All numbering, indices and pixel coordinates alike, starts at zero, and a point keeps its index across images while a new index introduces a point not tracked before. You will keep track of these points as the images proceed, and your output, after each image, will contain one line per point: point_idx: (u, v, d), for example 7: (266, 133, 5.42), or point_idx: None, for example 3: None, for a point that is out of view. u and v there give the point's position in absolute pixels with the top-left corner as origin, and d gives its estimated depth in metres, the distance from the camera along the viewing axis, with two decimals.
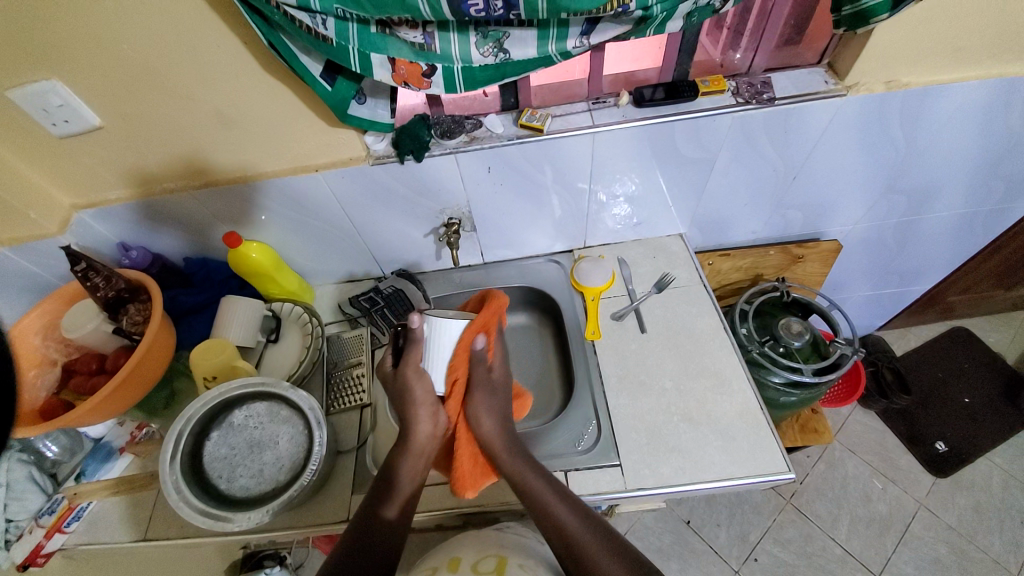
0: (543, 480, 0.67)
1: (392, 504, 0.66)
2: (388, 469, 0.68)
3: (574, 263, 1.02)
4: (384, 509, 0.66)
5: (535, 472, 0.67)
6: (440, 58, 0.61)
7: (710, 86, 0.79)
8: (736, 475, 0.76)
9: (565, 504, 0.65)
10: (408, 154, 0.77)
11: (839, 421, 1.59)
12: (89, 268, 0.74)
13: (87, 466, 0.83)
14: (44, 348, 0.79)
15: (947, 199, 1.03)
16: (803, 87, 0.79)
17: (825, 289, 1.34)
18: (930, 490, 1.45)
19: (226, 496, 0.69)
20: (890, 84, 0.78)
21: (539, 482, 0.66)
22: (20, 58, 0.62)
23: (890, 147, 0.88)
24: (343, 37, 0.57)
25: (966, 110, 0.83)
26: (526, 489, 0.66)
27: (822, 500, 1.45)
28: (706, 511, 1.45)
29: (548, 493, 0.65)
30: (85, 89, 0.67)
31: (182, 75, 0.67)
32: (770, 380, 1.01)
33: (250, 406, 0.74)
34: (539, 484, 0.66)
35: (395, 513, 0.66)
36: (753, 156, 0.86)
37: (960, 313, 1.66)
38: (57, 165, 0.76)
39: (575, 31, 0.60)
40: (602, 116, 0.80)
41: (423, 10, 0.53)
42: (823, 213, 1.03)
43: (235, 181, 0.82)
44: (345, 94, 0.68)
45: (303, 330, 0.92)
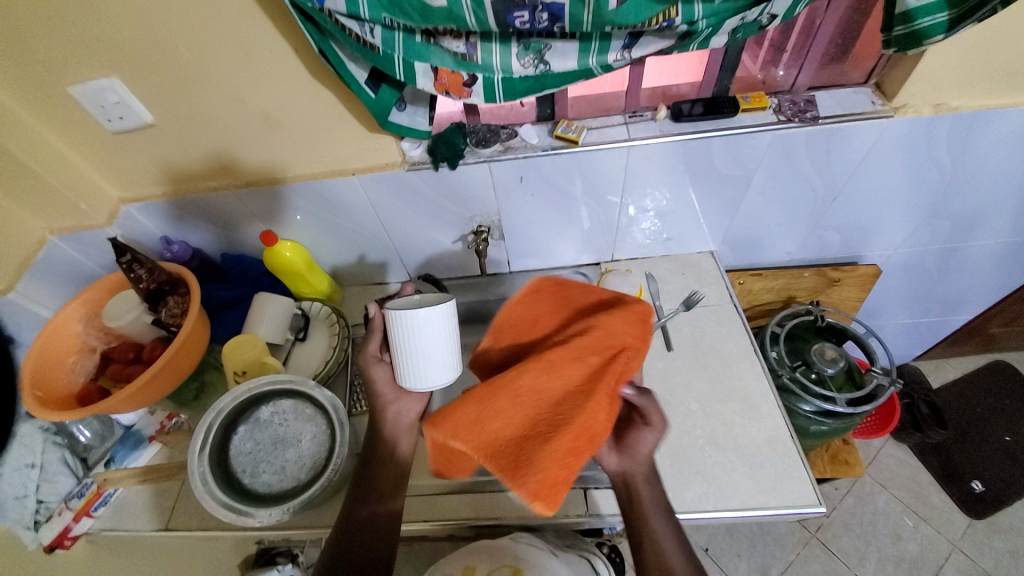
0: (655, 497, 0.61)
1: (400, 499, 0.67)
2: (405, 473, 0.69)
3: (601, 276, 1.01)
4: (392, 501, 0.67)
5: (650, 485, 0.62)
6: (481, 68, 0.61)
7: (751, 102, 0.77)
8: (762, 504, 0.73)
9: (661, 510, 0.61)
10: (442, 161, 0.78)
11: (869, 453, 1.52)
12: (134, 260, 0.76)
13: (116, 453, 0.85)
14: (84, 335, 0.81)
15: (996, 228, 0.98)
16: (848, 107, 0.77)
17: (859, 315, 1.29)
18: (966, 532, 1.37)
19: (248, 491, 0.70)
20: (940, 107, 0.75)
21: (642, 484, 0.62)
22: (84, 57, 0.66)
23: (937, 172, 0.84)
24: (389, 46, 0.58)
25: (1021, 135, 0.79)
26: (631, 490, 0.62)
27: (849, 536, 1.38)
28: (724, 540, 1.40)
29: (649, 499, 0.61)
30: (140, 88, 0.70)
31: (231, 79, 0.70)
32: (799, 407, 0.97)
33: (277, 402, 0.75)
34: (641, 481, 0.62)
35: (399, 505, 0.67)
36: (791, 174, 0.84)
37: (1004, 347, 1.58)
38: (109, 159, 0.80)
39: (617, 44, 0.60)
40: (638, 130, 0.79)
41: (468, 20, 0.54)
42: (862, 236, 0.99)
43: (273, 181, 0.84)
44: (387, 101, 0.69)
45: (330, 329, 0.93)
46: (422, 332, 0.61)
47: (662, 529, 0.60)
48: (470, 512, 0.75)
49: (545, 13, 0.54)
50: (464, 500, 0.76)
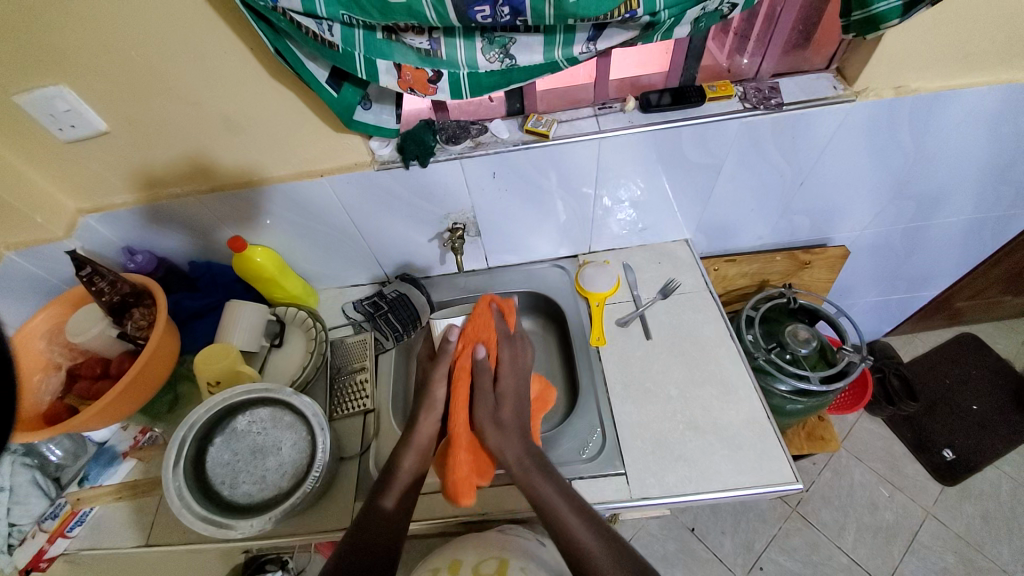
0: (554, 488, 0.67)
1: (390, 496, 0.68)
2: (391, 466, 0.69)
3: (579, 268, 1.02)
4: (384, 504, 0.67)
5: (544, 474, 0.69)
6: (446, 64, 0.60)
7: (717, 91, 0.78)
8: (742, 485, 0.75)
9: (578, 512, 0.65)
10: (413, 159, 0.77)
11: (845, 427, 1.57)
12: (94, 273, 0.73)
13: (90, 471, 0.82)
14: (49, 352, 0.78)
15: (956, 205, 1.02)
16: (811, 93, 0.78)
17: (831, 295, 1.32)
18: (937, 498, 1.43)
19: (228, 503, 0.69)
20: (900, 90, 0.77)
21: (558, 499, 0.66)
22: (28, 63, 0.62)
23: (898, 153, 0.87)
24: (350, 43, 0.57)
25: (975, 116, 0.82)
26: (551, 512, 0.65)
27: (828, 508, 1.43)
28: (710, 519, 1.44)
29: (547, 484, 0.67)
30: (89, 93, 0.67)
31: (185, 81, 0.67)
32: (776, 387, 1.00)
33: (254, 411, 0.74)
34: (555, 496, 0.66)
35: (394, 504, 0.68)
36: (760, 161, 0.85)
37: (967, 319, 1.64)
38: (63, 170, 0.77)
39: (582, 36, 0.60)
40: (608, 122, 0.80)
41: (429, 16, 0.53)
42: (830, 218, 1.02)
43: (238, 186, 0.82)
44: (351, 100, 0.68)
45: (306, 334, 0.92)
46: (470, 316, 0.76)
47: (563, 506, 0.65)
48: (456, 509, 0.76)
49: (506, 7, 0.53)
50: (451, 498, 0.77)
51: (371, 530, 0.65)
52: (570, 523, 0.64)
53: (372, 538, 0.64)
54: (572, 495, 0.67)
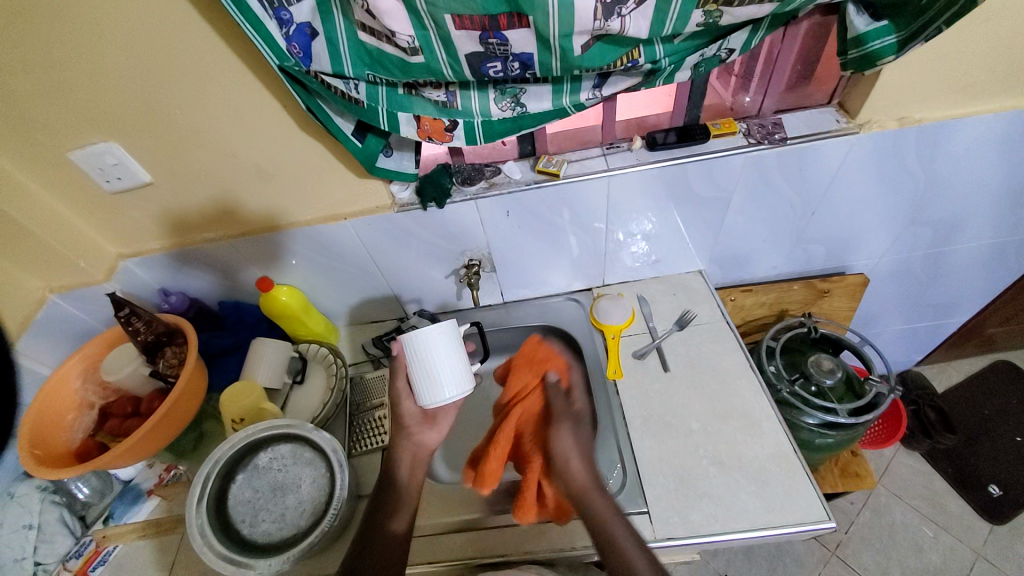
0: (626, 531, 0.63)
1: (398, 517, 0.68)
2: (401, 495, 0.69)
3: (593, 301, 1.03)
4: (390, 523, 0.67)
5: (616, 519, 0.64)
6: (461, 113, 0.65)
7: (721, 128, 0.81)
8: (770, 524, 0.72)
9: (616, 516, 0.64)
10: (430, 201, 0.81)
11: (882, 463, 1.49)
12: (132, 314, 0.77)
13: (115, 509, 0.84)
14: (83, 391, 0.81)
15: (974, 230, 1.01)
16: (813, 127, 0.81)
17: (854, 324, 1.30)
18: (989, 540, 1.33)
19: (248, 541, 0.69)
20: (902, 121, 0.79)
21: (624, 538, 0.62)
22: (86, 125, 0.70)
23: (908, 181, 0.87)
24: (374, 100, 0.62)
25: (982, 142, 0.83)
26: (603, 535, 0.62)
27: (870, 551, 1.34)
28: (743, 563, 1.36)
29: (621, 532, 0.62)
30: (137, 149, 0.74)
31: (222, 136, 0.73)
32: (803, 421, 0.97)
33: (275, 447, 0.75)
34: (621, 534, 0.62)
35: (402, 526, 0.68)
36: (768, 193, 0.87)
37: (1002, 347, 1.58)
38: (108, 218, 0.83)
39: (587, 84, 0.64)
40: (617, 160, 0.83)
41: (445, 72, 0.58)
42: (846, 247, 1.01)
43: (267, 229, 0.87)
44: (374, 149, 0.73)
45: (327, 370, 0.94)
46: (454, 340, 0.70)
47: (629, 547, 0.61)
48: (473, 551, 0.75)
49: (516, 62, 0.58)
50: (470, 538, 0.76)
51: (378, 560, 0.64)
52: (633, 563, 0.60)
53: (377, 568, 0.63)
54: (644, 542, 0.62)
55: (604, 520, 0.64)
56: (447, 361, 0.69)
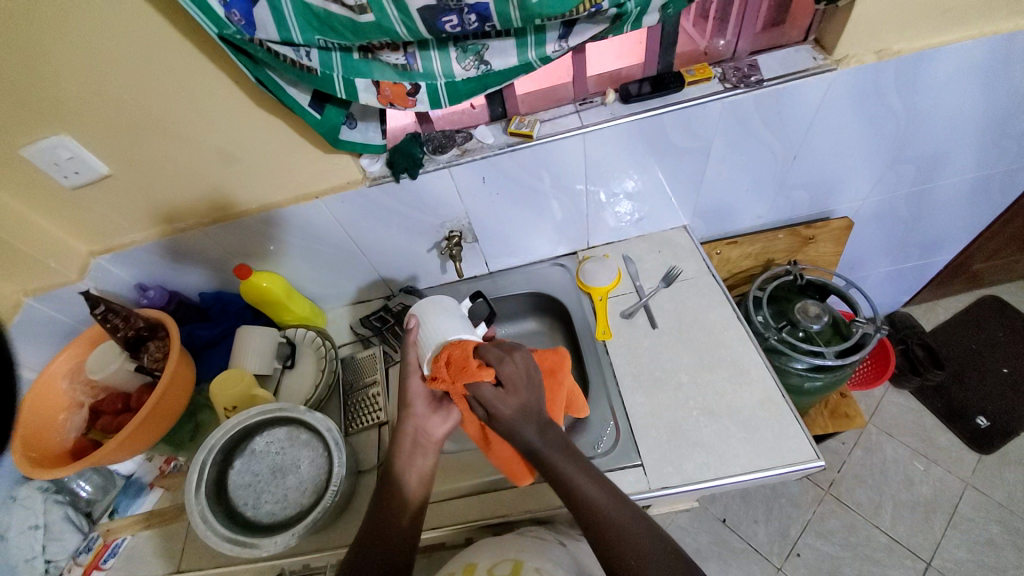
0: (576, 467, 0.63)
1: (404, 513, 0.66)
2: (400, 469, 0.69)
3: (579, 265, 1.02)
4: (399, 517, 0.66)
5: (570, 459, 0.64)
6: (422, 76, 0.62)
7: (695, 74, 0.79)
8: (762, 467, 0.74)
9: (580, 469, 0.63)
10: (403, 172, 0.79)
11: (872, 404, 1.53)
12: (109, 310, 0.75)
13: (120, 503, 0.85)
14: (72, 391, 0.80)
15: (957, 164, 1.00)
16: (791, 66, 0.78)
17: (841, 269, 1.30)
18: (976, 468, 1.38)
19: (251, 523, 0.70)
20: (881, 54, 0.76)
21: (583, 480, 0.62)
22: (32, 118, 0.66)
23: (889, 117, 0.86)
24: (328, 66, 0.59)
25: (965, 71, 0.80)
26: (568, 486, 0.62)
27: (862, 487, 1.39)
28: (741, 508, 1.41)
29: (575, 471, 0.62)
30: (90, 139, 0.70)
31: (178, 119, 0.70)
32: (791, 366, 0.99)
33: (271, 431, 0.76)
34: (580, 477, 0.62)
35: (408, 520, 0.66)
36: (748, 139, 0.85)
37: (989, 281, 1.59)
38: (72, 215, 0.80)
39: (553, 35, 0.61)
40: (590, 116, 0.80)
41: (399, 30, 0.55)
42: (829, 191, 1.00)
43: (239, 215, 0.84)
44: (335, 120, 0.70)
45: (317, 353, 0.94)
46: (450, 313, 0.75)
47: (581, 480, 0.62)
48: (476, 513, 0.77)
49: (473, 14, 0.54)
50: (470, 502, 0.78)
51: (376, 538, 0.63)
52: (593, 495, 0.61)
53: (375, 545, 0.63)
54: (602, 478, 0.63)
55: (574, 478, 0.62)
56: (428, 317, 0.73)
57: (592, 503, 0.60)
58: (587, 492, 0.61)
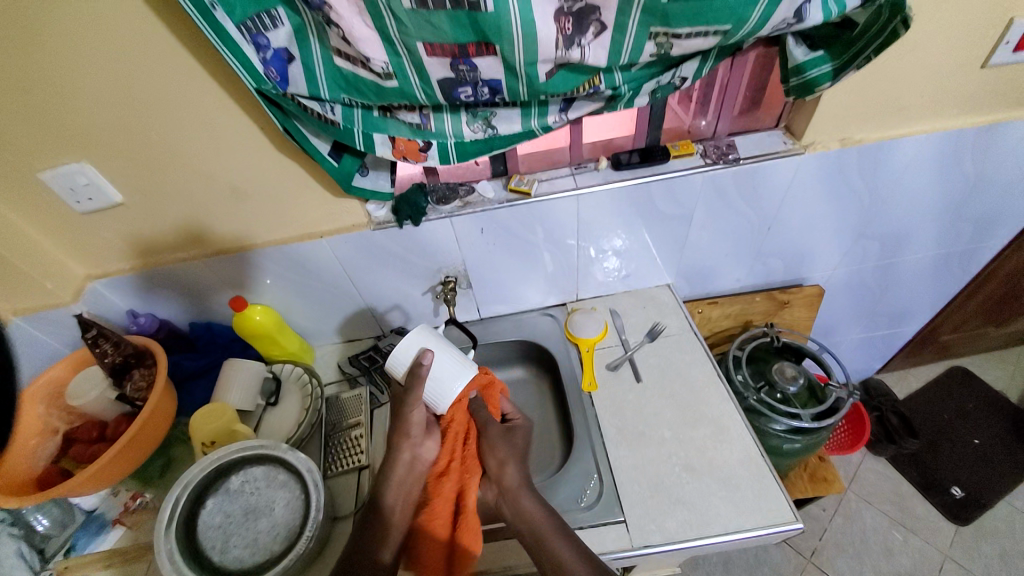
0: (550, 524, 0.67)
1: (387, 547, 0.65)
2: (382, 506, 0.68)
3: (567, 316, 1.06)
4: (377, 554, 0.64)
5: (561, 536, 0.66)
6: (434, 134, 0.68)
7: (680, 149, 0.87)
8: (742, 527, 0.75)
9: (571, 546, 0.64)
10: (406, 220, 0.83)
11: (850, 469, 1.54)
12: (99, 334, 0.77)
13: (77, 541, 0.79)
14: (45, 417, 0.76)
15: (916, 242, 1.09)
16: (764, 148, 0.87)
17: (817, 334, 1.36)
18: (954, 540, 1.38)
19: (218, 568, 0.67)
20: (844, 142, 0.86)
21: (559, 541, 0.65)
22: (60, 147, 0.70)
23: (853, 197, 0.95)
24: (350, 121, 0.65)
25: (916, 162, 0.91)
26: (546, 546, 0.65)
27: (844, 557, 1.37)
28: (723, 575, 1.37)
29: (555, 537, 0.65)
30: (110, 170, 0.74)
31: (197, 157, 0.74)
32: (770, 427, 1.01)
33: (248, 470, 0.73)
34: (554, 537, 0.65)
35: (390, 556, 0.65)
36: (727, 209, 0.92)
37: (955, 353, 1.67)
38: (76, 239, 0.82)
39: (554, 108, 0.68)
40: (584, 179, 0.87)
41: (419, 95, 0.61)
42: (802, 260, 1.08)
43: (243, 249, 0.87)
44: (350, 168, 0.75)
45: (302, 391, 0.93)
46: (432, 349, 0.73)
47: (559, 542, 0.65)
48: None
49: (486, 87, 0.61)
50: None
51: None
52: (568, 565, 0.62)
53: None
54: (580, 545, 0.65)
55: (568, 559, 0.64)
56: (446, 352, 0.73)
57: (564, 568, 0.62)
58: (562, 555, 0.64)
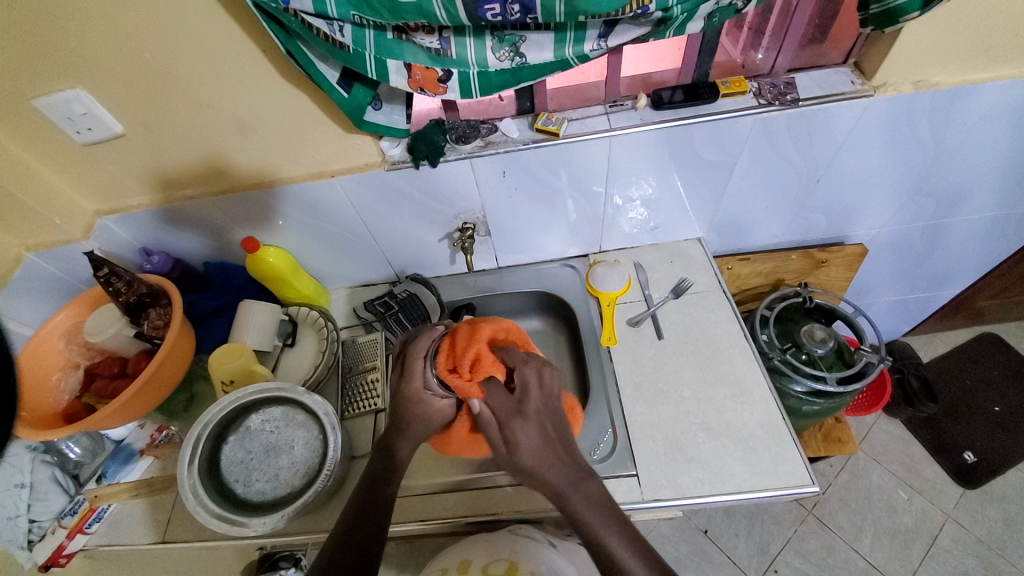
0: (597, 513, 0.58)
1: (391, 485, 0.66)
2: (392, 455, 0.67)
3: (590, 268, 1.01)
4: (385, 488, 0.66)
5: (615, 528, 0.58)
6: (455, 63, 0.60)
7: (731, 87, 0.77)
8: (757, 487, 0.74)
9: (626, 543, 0.57)
10: (423, 159, 0.77)
11: (863, 429, 1.54)
12: (111, 273, 0.75)
13: (108, 469, 0.83)
14: (67, 352, 0.79)
15: (978, 202, 0.99)
16: (828, 88, 0.77)
17: (848, 295, 1.30)
18: (959, 502, 1.39)
19: (242, 500, 0.70)
20: (919, 85, 0.75)
21: (609, 530, 0.57)
22: (49, 69, 0.64)
23: (918, 149, 0.84)
24: (360, 45, 0.58)
25: (999, 109, 0.79)
26: (599, 541, 0.57)
27: (845, 511, 1.40)
28: (723, 521, 1.42)
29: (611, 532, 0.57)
30: (106, 97, 0.68)
31: (197, 84, 0.68)
32: (791, 388, 0.99)
33: (267, 410, 0.75)
34: (603, 524, 0.58)
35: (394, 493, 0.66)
36: (774, 157, 0.84)
37: (989, 319, 1.60)
38: (80, 172, 0.78)
39: (592, 33, 0.59)
40: (619, 119, 0.79)
41: (439, 15, 0.53)
42: (848, 215, 0.99)
43: (250, 186, 0.83)
44: (361, 100, 0.68)
45: (318, 333, 0.93)
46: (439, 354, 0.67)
47: (613, 536, 0.57)
48: (466, 509, 0.76)
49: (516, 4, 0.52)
50: (462, 498, 0.77)
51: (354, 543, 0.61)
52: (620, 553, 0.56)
53: (351, 550, 0.61)
54: (634, 532, 0.58)
55: (625, 564, 0.55)
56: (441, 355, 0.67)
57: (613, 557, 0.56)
58: (609, 541, 0.57)
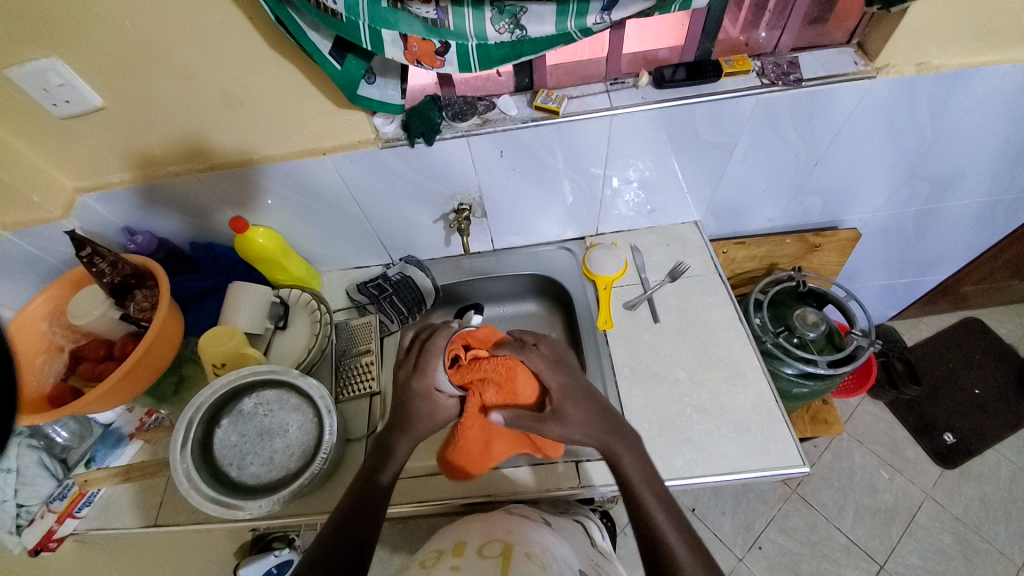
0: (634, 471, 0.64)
1: (386, 471, 0.67)
2: (389, 448, 0.68)
3: (586, 251, 1.00)
4: (379, 476, 0.66)
5: (647, 483, 0.63)
6: (453, 35, 0.58)
7: (734, 66, 0.76)
8: (749, 468, 0.75)
9: (656, 498, 0.62)
10: (418, 136, 0.75)
11: (847, 411, 1.58)
12: (94, 254, 0.72)
13: (98, 452, 0.83)
14: (51, 335, 0.77)
15: (971, 187, 0.99)
16: (830, 69, 0.75)
17: (839, 279, 1.31)
18: (938, 481, 1.44)
19: (237, 483, 0.69)
20: (922, 67, 0.74)
21: (642, 486, 0.63)
22: (20, 34, 0.60)
23: (916, 133, 0.84)
24: (354, 12, 0.55)
25: (998, 94, 0.79)
26: (632, 492, 0.62)
27: (828, 489, 1.45)
28: (710, 500, 1.46)
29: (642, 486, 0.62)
30: (84, 67, 0.65)
31: (180, 54, 0.65)
32: (782, 371, 1.00)
33: (260, 393, 0.73)
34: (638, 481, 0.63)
35: (389, 479, 0.66)
36: (774, 140, 0.83)
37: (973, 304, 1.63)
38: (57, 147, 0.74)
39: (596, 6, 0.57)
40: (620, 98, 0.77)
41: None
42: (843, 200, 0.99)
43: (238, 164, 0.80)
44: (354, 73, 0.66)
45: (311, 317, 0.91)
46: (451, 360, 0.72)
47: (646, 492, 0.62)
48: (462, 491, 0.77)
49: None
50: (458, 481, 0.77)
51: (351, 526, 0.60)
52: (650, 509, 0.60)
53: (347, 536, 0.59)
54: (661, 491, 0.63)
55: (657, 520, 0.59)
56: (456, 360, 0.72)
57: (647, 513, 0.60)
58: (643, 496, 0.62)
